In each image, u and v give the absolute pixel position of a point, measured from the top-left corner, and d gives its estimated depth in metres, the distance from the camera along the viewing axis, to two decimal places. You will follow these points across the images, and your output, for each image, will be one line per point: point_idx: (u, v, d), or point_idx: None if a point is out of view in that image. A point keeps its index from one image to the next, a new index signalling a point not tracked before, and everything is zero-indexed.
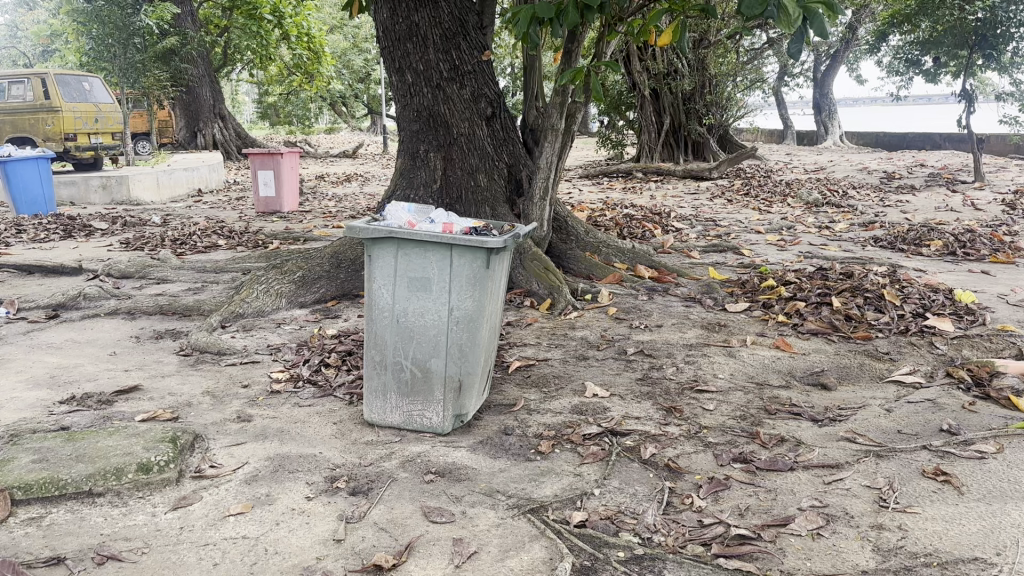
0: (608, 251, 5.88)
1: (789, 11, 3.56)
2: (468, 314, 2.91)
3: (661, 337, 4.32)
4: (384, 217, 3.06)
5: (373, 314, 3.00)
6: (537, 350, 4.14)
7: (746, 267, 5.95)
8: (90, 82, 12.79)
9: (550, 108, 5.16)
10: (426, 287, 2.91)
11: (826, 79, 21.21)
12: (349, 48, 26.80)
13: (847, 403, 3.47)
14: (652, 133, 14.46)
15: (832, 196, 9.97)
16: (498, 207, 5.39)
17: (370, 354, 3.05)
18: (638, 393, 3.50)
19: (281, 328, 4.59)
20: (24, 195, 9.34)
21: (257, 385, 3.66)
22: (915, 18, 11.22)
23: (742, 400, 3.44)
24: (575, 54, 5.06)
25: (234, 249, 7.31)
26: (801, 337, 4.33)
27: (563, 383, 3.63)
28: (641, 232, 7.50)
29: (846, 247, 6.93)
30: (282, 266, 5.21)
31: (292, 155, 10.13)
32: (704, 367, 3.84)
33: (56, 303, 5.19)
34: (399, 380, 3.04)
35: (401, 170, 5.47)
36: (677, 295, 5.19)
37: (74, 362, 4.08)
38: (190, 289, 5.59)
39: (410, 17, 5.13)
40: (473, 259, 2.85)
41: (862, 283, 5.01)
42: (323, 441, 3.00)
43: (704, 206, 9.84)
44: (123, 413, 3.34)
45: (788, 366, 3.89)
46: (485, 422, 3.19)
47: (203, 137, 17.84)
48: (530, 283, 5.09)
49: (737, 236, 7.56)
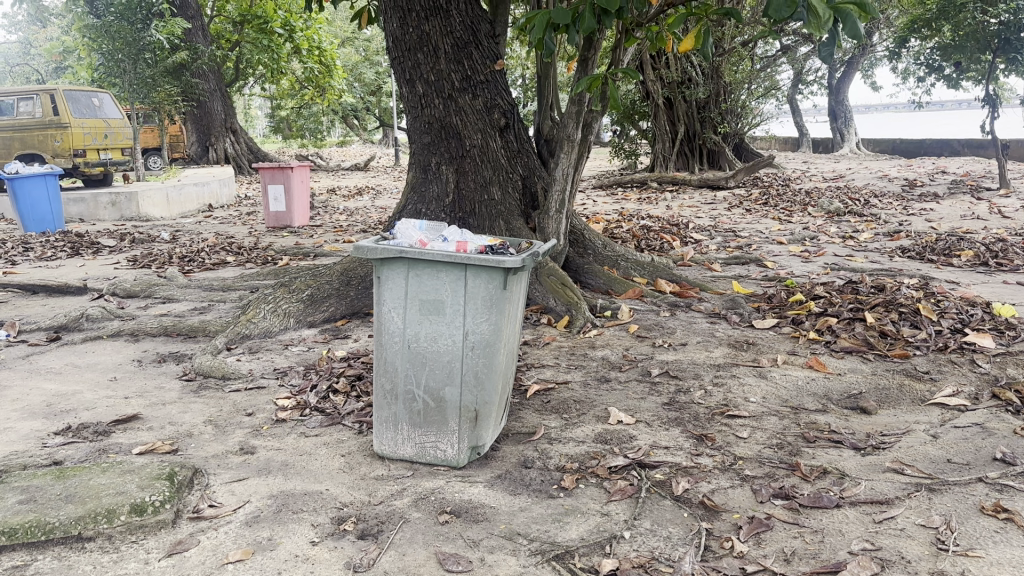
0: (626, 264, 5.68)
1: (819, 13, 3.39)
2: (485, 339, 2.71)
3: (687, 356, 4.10)
4: (394, 236, 2.87)
5: (382, 340, 2.81)
6: (556, 371, 3.93)
7: (771, 280, 5.72)
8: (99, 98, 12.71)
9: (565, 118, 4.96)
10: (438, 310, 2.72)
11: (842, 85, 21.00)
12: (360, 62, 27.04)
13: (890, 429, 3.24)
14: (666, 142, 14.21)
15: (854, 205, 9.74)
16: (513, 221, 5.18)
17: (380, 383, 2.86)
18: (666, 418, 3.28)
19: (288, 350, 4.41)
20: (31, 212, 9.23)
21: (261, 413, 3.46)
22: (936, 22, 11.01)
23: (777, 427, 3.23)
24: (592, 62, 4.86)
25: (243, 265, 7.16)
26: (834, 355, 4.11)
27: (585, 408, 3.42)
28: (659, 244, 7.29)
29: (872, 257, 6.71)
30: (291, 285, 5.03)
31: (302, 169, 9.98)
32: (735, 390, 3.63)
33: (58, 324, 5.03)
34: (411, 410, 2.84)
35: (412, 184, 5.28)
36: (701, 310, 4.98)
37: (72, 389, 3.90)
38: (197, 309, 5.43)
39: (420, 26, 4.96)
40: (489, 279, 2.65)
41: (896, 296, 4.78)
42: (330, 477, 2.80)
43: (722, 216, 9.66)
44: (120, 446, 3.15)
45: (824, 388, 3.67)
46: (503, 453, 2.98)
47: (215, 151, 17.76)
48: (547, 298, 4.89)
49: (758, 247, 7.34)
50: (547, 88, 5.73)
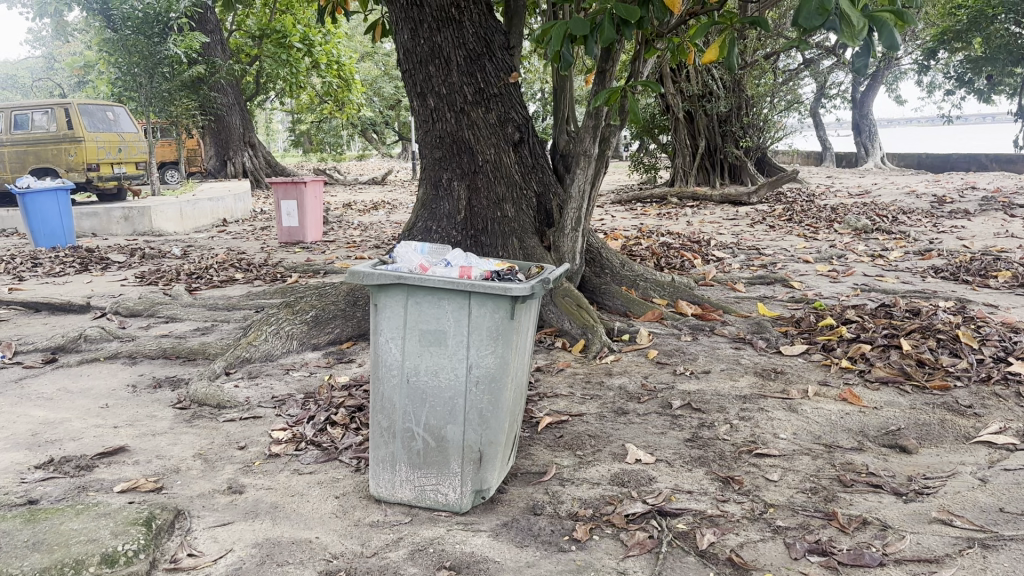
0: (645, 285, 5.42)
1: (853, 22, 3.14)
2: (490, 373, 2.48)
3: (710, 386, 3.84)
4: (394, 260, 2.66)
5: (379, 372, 2.58)
6: (570, 402, 3.68)
7: (798, 302, 5.46)
8: (114, 111, 12.61)
9: (581, 133, 4.73)
10: (440, 341, 2.49)
11: (865, 100, 20.73)
12: (380, 76, 27.06)
13: (933, 471, 2.98)
14: (687, 156, 13.97)
15: (882, 222, 9.45)
16: (526, 239, 4.96)
17: (376, 419, 2.63)
18: (689, 457, 3.03)
19: (288, 375, 4.20)
20: (42, 227, 9.11)
21: (255, 447, 3.25)
22: (965, 35, 10.74)
23: (810, 469, 2.98)
24: (611, 75, 4.63)
25: (251, 283, 6.98)
26: (869, 387, 3.84)
27: (601, 443, 3.17)
28: (680, 261, 7.05)
29: (904, 278, 6.43)
30: (294, 305, 4.83)
31: (316, 183, 9.77)
32: (763, 425, 3.37)
33: (55, 345, 4.86)
34: (410, 450, 2.61)
35: (423, 201, 5.07)
36: (724, 335, 4.72)
37: (60, 417, 3.71)
38: (199, 330, 5.24)
39: (432, 38, 4.76)
40: (495, 308, 2.42)
41: (933, 322, 4.52)
42: (321, 523, 2.58)
43: (745, 232, 9.40)
44: (101, 483, 2.94)
45: (859, 424, 3.42)
46: (510, 496, 2.74)
47: (233, 165, 17.67)
48: (561, 320, 4.65)
49: (784, 265, 7.08)
50: (563, 101, 5.52)
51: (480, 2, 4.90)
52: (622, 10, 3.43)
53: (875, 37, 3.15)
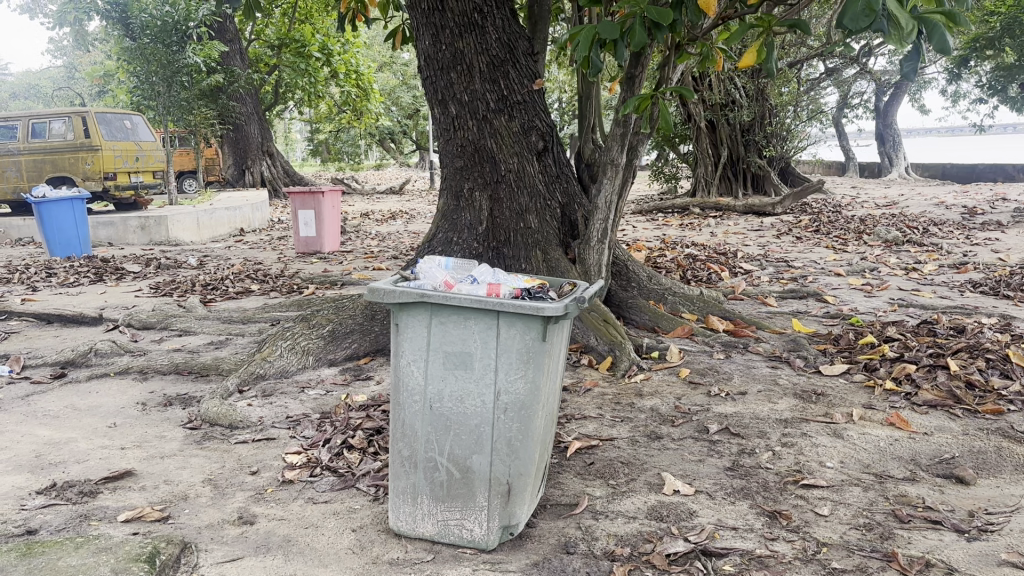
0: (674, 299, 5.22)
1: (902, 24, 2.91)
2: (520, 400, 2.29)
3: (748, 409, 3.63)
4: (416, 275, 2.48)
5: (400, 398, 2.40)
6: (599, 425, 3.48)
7: (834, 318, 5.24)
8: (132, 120, 12.64)
9: (608, 142, 4.52)
10: (466, 364, 2.30)
11: (889, 110, 20.43)
12: (398, 85, 27.01)
13: (994, 504, 2.76)
14: (708, 166, 13.74)
15: (912, 234, 9.19)
16: (550, 251, 4.77)
17: (397, 448, 2.44)
18: (731, 488, 2.83)
19: (304, 394, 4.02)
20: (58, 236, 9.02)
21: (267, 472, 3.07)
22: (998, 42, 10.47)
23: (862, 502, 2.78)
24: (640, 81, 4.42)
25: (267, 294, 6.83)
26: (917, 410, 3.61)
27: (635, 472, 2.97)
28: (706, 274, 6.84)
29: (941, 292, 6.19)
30: (310, 319, 4.66)
31: (334, 193, 9.65)
32: (807, 453, 3.17)
33: (65, 359, 4.72)
34: (433, 482, 2.42)
35: (443, 212, 4.90)
36: (758, 352, 4.51)
37: (66, 437, 3.55)
38: (213, 344, 5.09)
39: (454, 44, 4.60)
40: (526, 329, 2.24)
41: (979, 342, 4.29)
42: (337, 560, 2.39)
43: (771, 244, 9.18)
44: (105, 510, 2.78)
45: (909, 451, 3.21)
46: (540, 531, 2.55)
47: (252, 174, 17.58)
48: (587, 336, 4.42)
49: (815, 279, 6.85)
50: (589, 109, 5.36)
51: (504, 6, 4.73)
52: (653, 13, 3.24)
53: (926, 40, 2.94)
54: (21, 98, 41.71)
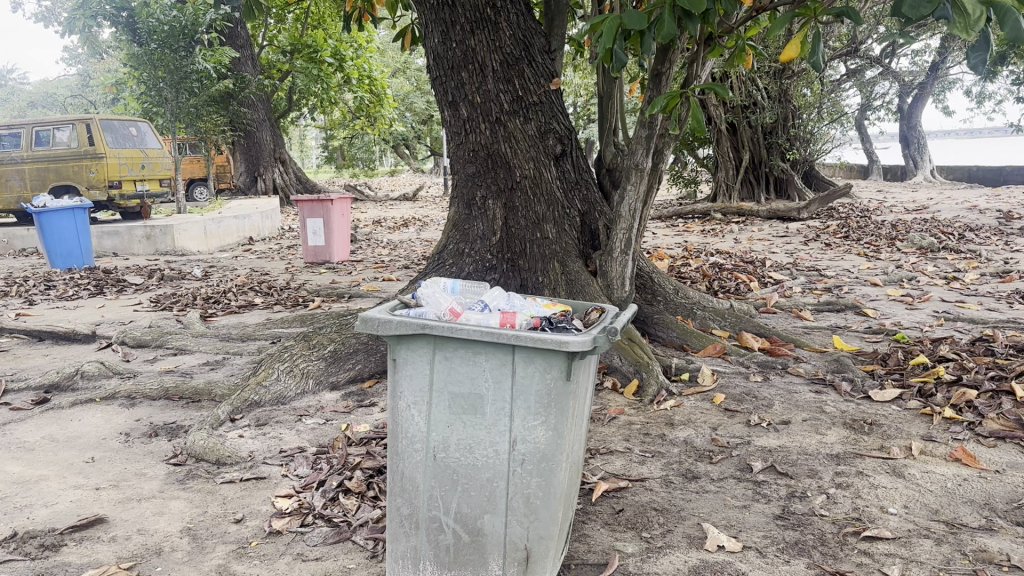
0: (704, 314, 4.84)
1: (968, 9, 2.37)
2: (540, 453, 1.93)
3: (794, 442, 3.25)
4: (418, 302, 2.12)
5: (399, 446, 2.04)
6: (628, 461, 3.10)
7: (877, 334, 4.85)
8: (137, 127, 12.31)
9: (632, 144, 4.04)
10: (477, 409, 1.94)
11: (913, 110, 19.93)
12: (412, 91, 26.82)
13: None
14: (730, 169, 13.40)
15: (948, 240, 8.77)
16: (569, 263, 4.39)
17: (396, 503, 2.09)
18: (783, 543, 2.46)
19: (302, 423, 3.67)
20: (59, 246, 8.73)
21: (253, 520, 2.71)
22: None
23: (937, 558, 2.38)
24: (667, 78, 3.99)
25: (272, 308, 6.51)
26: (983, 444, 3.19)
27: (671, 522, 2.59)
28: (734, 284, 6.48)
29: (989, 304, 5.77)
30: (311, 339, 4.31)
31: (344, 201, 9.32)
32: (865, 496, 2.78)
33: (49, 383, 4.38)
34: (438, 545, 2.07)
35: (454, 222, 4.56)
36: (799, 374, 4.12)
37: (37, 475, 3.22)
38: (208, 365, 4.75)
39: (465, 41, 4.23)
40: (546, 367, 1.87)
41: None
42: None
43: (800, 251, 8.79)
44: (64, 569, 2.43)
45: (982, 492, 2.80)
46: None
47: (264, 181, 17.32)
48: (611, 357, 4.06)
49: (850, 290, 6.45)
50: (611, 110, 5.00)
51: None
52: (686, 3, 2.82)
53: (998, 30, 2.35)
54: (38, 107, 41.84)
